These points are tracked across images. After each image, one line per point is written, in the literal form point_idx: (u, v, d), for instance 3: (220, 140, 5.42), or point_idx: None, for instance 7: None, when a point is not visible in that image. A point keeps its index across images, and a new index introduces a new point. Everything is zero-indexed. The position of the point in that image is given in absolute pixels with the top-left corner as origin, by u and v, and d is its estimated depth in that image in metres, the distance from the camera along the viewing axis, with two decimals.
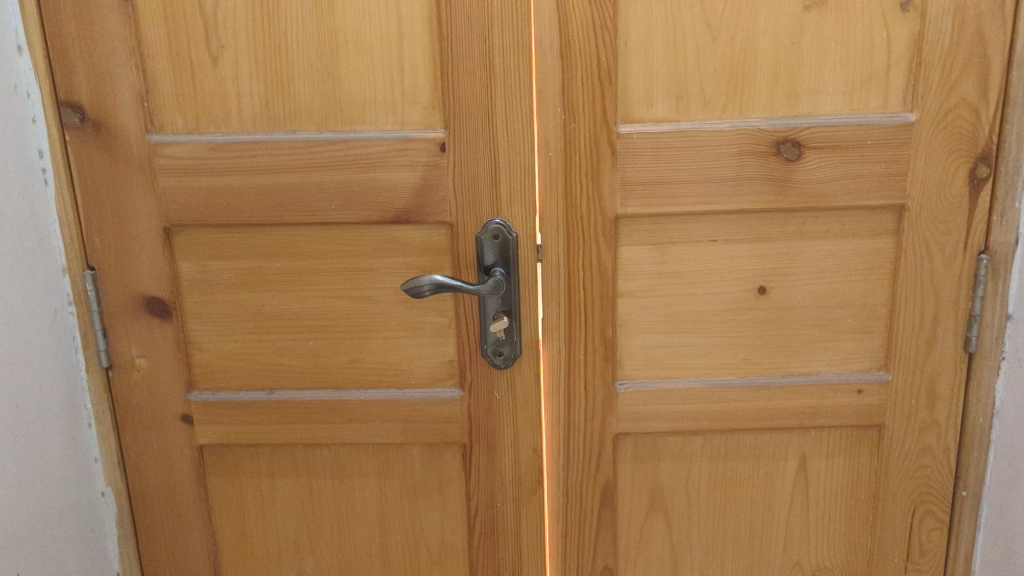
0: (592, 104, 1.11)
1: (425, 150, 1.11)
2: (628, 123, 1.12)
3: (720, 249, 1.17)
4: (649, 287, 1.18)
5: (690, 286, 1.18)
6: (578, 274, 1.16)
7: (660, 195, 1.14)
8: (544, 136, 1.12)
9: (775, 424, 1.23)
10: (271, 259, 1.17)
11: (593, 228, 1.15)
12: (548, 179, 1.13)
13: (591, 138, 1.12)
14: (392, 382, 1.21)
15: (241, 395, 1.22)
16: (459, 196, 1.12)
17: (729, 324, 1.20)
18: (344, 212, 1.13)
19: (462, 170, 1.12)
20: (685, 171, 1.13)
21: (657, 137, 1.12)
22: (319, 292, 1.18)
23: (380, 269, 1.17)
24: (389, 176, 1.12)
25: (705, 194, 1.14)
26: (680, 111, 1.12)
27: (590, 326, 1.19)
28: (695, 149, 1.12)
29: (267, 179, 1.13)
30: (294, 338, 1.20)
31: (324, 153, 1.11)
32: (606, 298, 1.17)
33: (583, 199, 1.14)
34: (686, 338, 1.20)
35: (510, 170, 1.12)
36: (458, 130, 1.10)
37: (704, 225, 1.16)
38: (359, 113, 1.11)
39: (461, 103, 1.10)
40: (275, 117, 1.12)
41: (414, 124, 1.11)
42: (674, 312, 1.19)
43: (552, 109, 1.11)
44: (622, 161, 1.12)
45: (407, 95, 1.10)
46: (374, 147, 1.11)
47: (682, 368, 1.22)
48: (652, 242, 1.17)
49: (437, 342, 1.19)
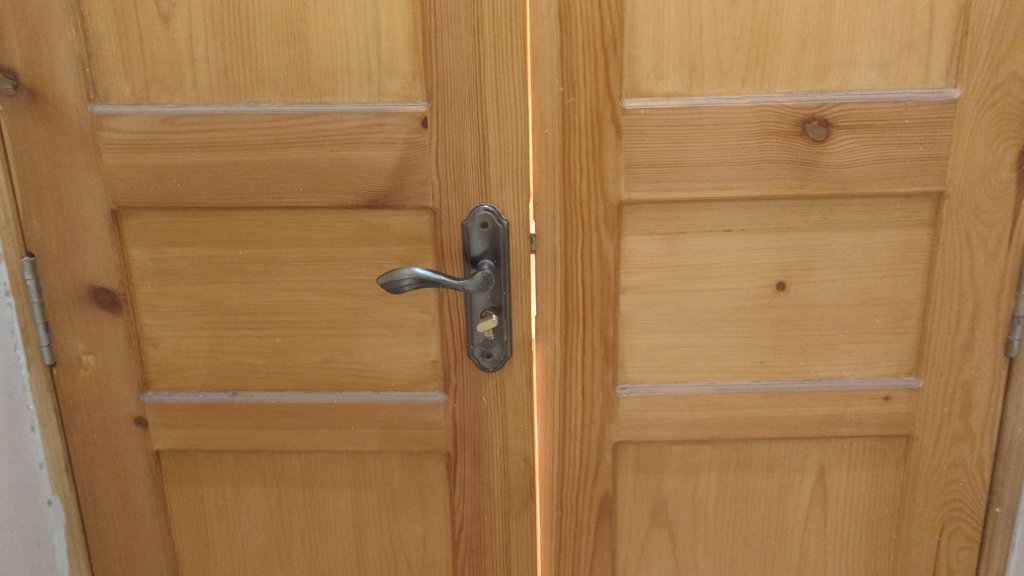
0: (594, 76, 0.98)
1: (404, 126, 0.98)
2: (635, 97, 0.99)
3: (735, 239, 1.05)
4: (656, 281, 1.06)
5: (702, 281, 1.06)
6: (576, 267, 1.04)
7: (670, 180, 1.01)
8: (540, 111, 0.99)
9: (791, 432, 1.11)
10: (233, 247, 1.04)
11: (594, 215, 1.03)
12: (544, 160, 1.00)
13: (593, 115, 0.99)
14: (369, 384, 1.09)
15: (201, 396, 1.10)
16: (443, 178, 1.00)
17: (743, 322, 1.08)
18: (314, 195, 1.01)
19: (445, 149, 0.99)
20: (698, 152, 1.00)
21: (667, 114, 0.99)
22: (288, 284, 1.06)
23: (355, 259, 1.04)
24: (364, 155, 0.99)
25: (720, 179, 1.01)
26: (694, 84, 0.99)
27: (588, 325, 1.07)
28: (709, 128, 0.99)
29: (227, 157, 1.00)
30: (259, 334, 1.08)
31: (290, 128, 0.98)
32: (607, 293, 1.06)
33: (583, 183, 1.01)
34: (695, 338, 1.09)
35: (500, 149, 0.99)
36: (442, 103, 0.97)
37: (718, 213, 1.04)
38: (330, 83, 0.98)
39: (445, 73, 0.96)
40: (234, 87, 0.99)
41: (392, 96, 0.98)
42: (683, 309, 1.08)
43: (548, 81, 0.98)
44: (627, 141, 1.00)
45: (385, 63, 0.97)
46: (346, 122, 0.98)
47: (691, 371, 1.10)
48: (659, 232, 1.04)
49: (418, 340, 1.07)
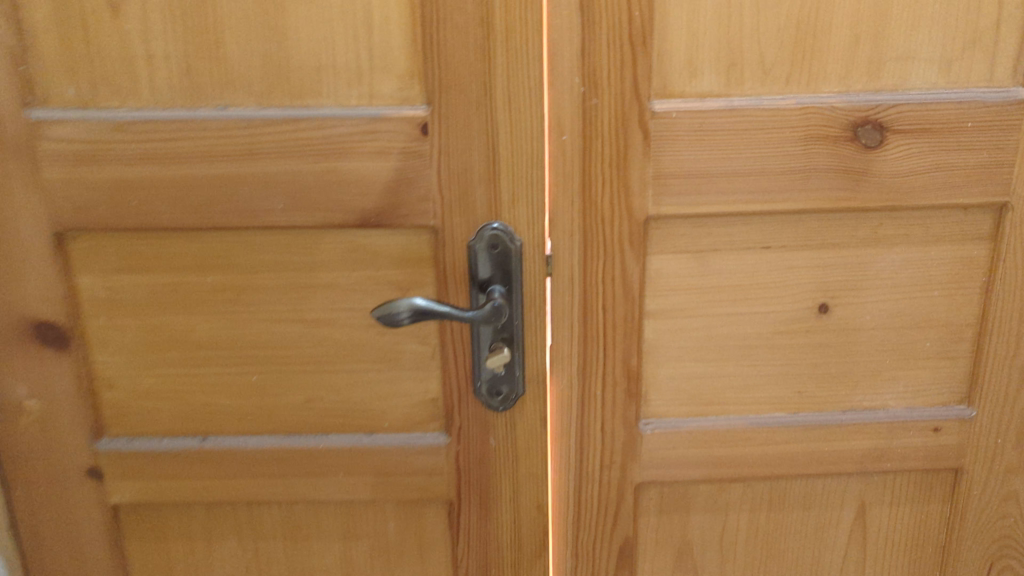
0: (620, 74, 0.85)
1: (400, 133, 0.84)
2: (665, 98, 0.87)
3: (775, 257, 0.93)
4: (685, 306, 0.94)
5: (736, 304, 0.95)
6: (596, 290, 0.92)
7: (704, 192, 0.89)
8: (557, 115, 0.86)
9: (832, 468, 1.00)
10: (200, 273, 0.90)
11: (617, 233, 0.90)
12: (561, 171, 0.87)
13: (618, 119, 0.86)
14: (359, 426, 0.96)
15: (165, 443, 0.96)
16: (446, 193, 0.86)
17: (781, 349, 0.97)
18: (296, 213, 0.87)
19: (449, 159, 0.85)
20: (736, 160, 0.88)
21: (703, 118, 0.86)
22: (265, 314, 0.92)
23: (344, 285, 0.91)
24: (353, 167, 0.85)
25: (761, 191, 0.89)
26: (732, 83, 0.87)
27: (609, 356, 0.95)
28: (749, 134, 0.87)
29: (192, 170, 0.85)
30: (232, 372, 0.94)
31: (267, 136, 0.84)
32: (631, 319, 0.93)
33: (605, 197, 0.89)
34: (727, 367, 0.97)
35: (511, 159, 0.86)
36: (445, 106, 0.84)
37: (757, 228, 0.92)
38: (313, 83, 0.84)
39: (448, 71, 0.83)
40: (199, 88, 0.84)
41: (385, 98, 0.84)
42: (714, 336, 0.96)
43: (567, 81, 0.85)
44: (656, 149, 0.87)
45: (377, 60, 0.83)
46: (333, 129, 0.84)
47: (722, 403, 0.98)
48: (689, 250, 0.92)
49: (417, 376, 0.94)
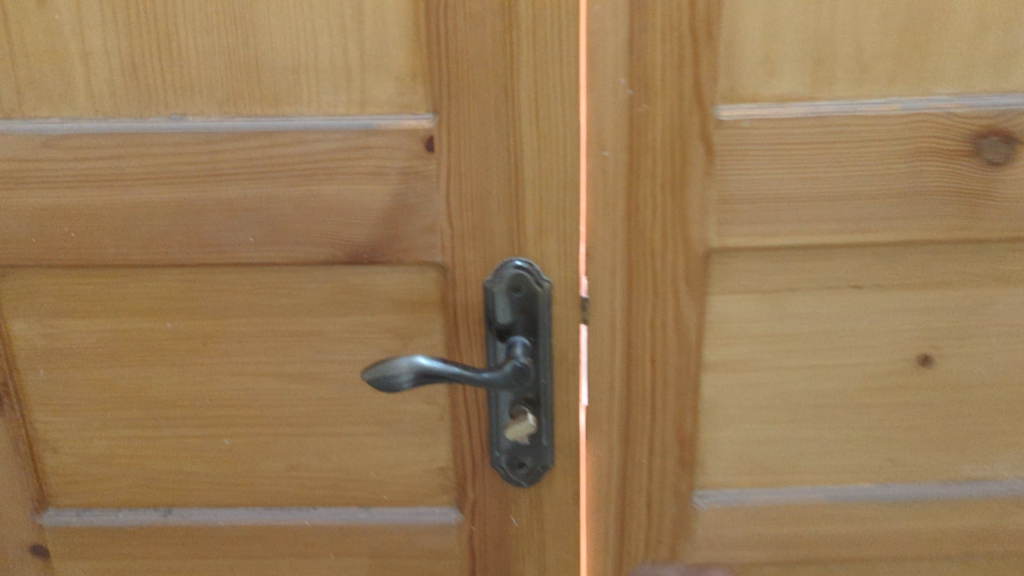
0: (676, 73, 0.67)
1: (399, 149, 0.66)
2: (733, 103, 0.68)
3: (866, 298, 0.75)
4: (752, 355, 0.77)
5: (815, 354, 0.77)
6: (642, 339, 0.75)
7: (780, 220, 0.71)
8: (597, 125, 0.68)
9: (928, 550, 0.82)
10: (155, 319, 0.73)
11: (670, 270, 0.73)
12: (601, 195, 0.70)
13: (673, 130, 0.68)
14: (353, 500, 0.79)
15: (121, 516, 0.80)
16: (457, 222, 0.68)
17: (869, 408, 0.79)
18: (270, 247, 0.69)
19: (460, 181, 0.67)
20: (822, 181, 0.70)
21: (781, 127, 0.68)
22: (236, 368, 0.75)
23: (332, 334, 0.73)
24: (341, 191, 0.68)
25: (853, 218, 0.71)
26: (821, 83, 0.68)
27: (657, 416, 0.78)
28: (841, 148, 0.69)
29: (142, 195, 0.68)
30: (198, 435, 0.77)
31: (232, 153, 0.67)
32: (685, 373, 0.76)
33: (656, 226, 0.71)
34: (801, 429, 0.79)
35: (539, 180, 0.68)
36: (455, 115, 0.66)
37: (845, 261, 0.73)
38: (289, 87, 0.66)
39: (459, 71, 0.65)
40: (148, 93, 0.67)
41: (380, 105, 0.66)
42: (787, 392, 0.78)
43: (610, 82, 0.67)
44: (721, 166, 0.69)
45: (370, 57, 0.65)
46: (314, 144, 0.66)
47: (796, 472, 0.81)
48: (760, 290, 0.74)
49: (422, 442, 0.77)
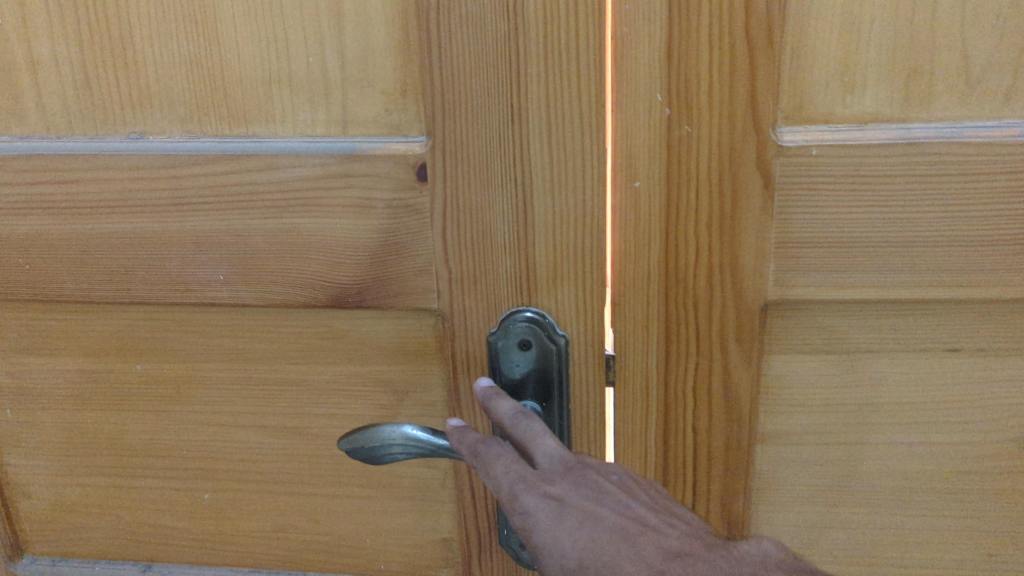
0: (727, 88, 0.54)
1: (387, 177, 0.56)
2: (800, 124, 0.55)
3: (967, 368, 0.62)
4: (819, 427, 0.64)
5: (898, 428, 0.63)
6: (682, 403, 0.63)
7: (856, 269, 0.58)
8: (626, 152, 0.55)
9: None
10: (124, 360, 0.65)
11: (718, 324, 0.60)
12: (632, 234, 0.57)
13: (721, 158, 0.55)
14: (347, 568, 0.69)
15: (94, 569, 0.72)
16: (457, 263, 0.58)
17: (964, 494, 0.65)
18: (242, 287, 0.60)
19: (459, 216, 0.56)
20: (912, 221, 0.56)
21: (859, 156, 0.55)
22: (213, 416, 0.66)
23: (318, 384, 0.63)
24: (320, 226, 0.57)
25: (949, 268, 0.57)
26: (914, 102, 0.54)
27: (700, 494, 0.66)
28: (935, 183, 0.55)
29: (101, 223, 0.60)
30: (176, 487, 0.69)
31: (197, 179, 0.58)
32: (735, 445, 0.64)
33: (700, 273, 0.58)
34: (879, 515, 0.66)
35: (554, 217, 0.56)
36: (452, 139, 0.55)
37: (936, 329, 0.61)
38: (260, 102, 0.56)
39: (457, 85, 0.54)
40: (103, 107, 0.58)
41: (365, 125, 0.56)
42: (862, 471, 0.65)
43: (643, 99, 0.54)
44: (782, 202, 0.56)
45: (351, 67, 0.54)
46: (288, 170, 0.56)
47: (870, 564, 0.67)
48: (830, 351, 0.62)
49: (423, 509, 0.66)
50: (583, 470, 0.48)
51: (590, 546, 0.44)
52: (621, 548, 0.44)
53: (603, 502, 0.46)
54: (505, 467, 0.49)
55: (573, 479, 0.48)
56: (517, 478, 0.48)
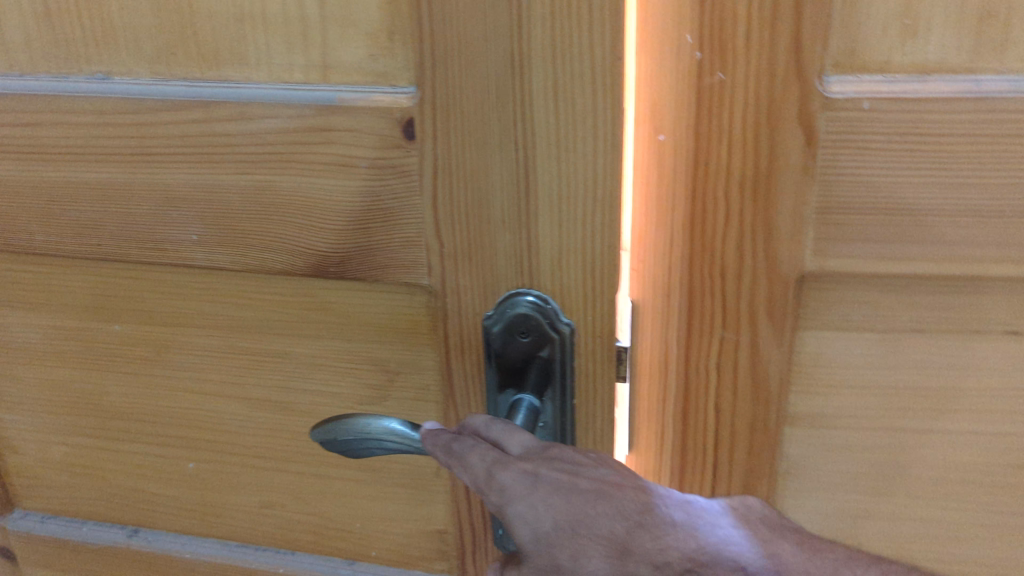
0: (766, 32, 0.47)
1: (371, 132, 0.49)
2: (849, 74, 0.48)
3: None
4: (855, 411, 0.58)
5: (941, 416, 0.57)
6: (704, 380, 0.58)
7: (903, 241, 0.51)
8: (653, 101, 0.50)
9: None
10: (102, 319, 0.60)
11: (745, 298, 0.54)
12: (655, 194, 0.52)
13: (757, 112, 0.49)
14: (336, 550, 0.65)
15: (80, 528, 0.69)
16: (448, 235, 0.51)
17: (1017, 488, 0.59)
18: (218, 248, 0.54)
19: (452, 183, 0.49)
20: (972, 188, 0.49)
21: (917, 110, 0.47)
22: (193, 384, 0.61)
23: (301, 358, 0.58)
24: (297, 186, 0.51)
25: (1009, 240, 0.50)
26: (987, 49, 0.46)
27: (720, 477, 0.61)
28: (1004, 144, 0.48)
29: (67, 173, 0.55)
30: (158, 454, 0.65)
31: (165, 128, 0.52)
32: (759, 426, 0.59)
33: (730, 239, 0.53)
34: (913, 507, 0.60)
35: (557, 192, 0.48)
36: (444, 92, 0.47)
37: (1003, 307, 0.54)
38: (232, 43, 0.49)
39: (449, 31, 0.46)
40: (64, 43, 0.52)
41: (347, 73, 0.48)
42: (904, 461, 0.59)
43: (671, 41, 0.48)
44: (825, 164, 0.50)
45: (330, 4, 0.47)
46: (262, 122, 0.50)
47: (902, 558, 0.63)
48: (872, 330, 0.55)
49: (414, 497, 0.61)
50: (557, 447, 0.43)
51: (571, 515, 0.40)
52: (607, 512, 0.40)
53: (584, 474, 0.41)
54: (476, 453, 0.42)
55: (550, 454, 0.42)
56: (489, 458, 0.42)
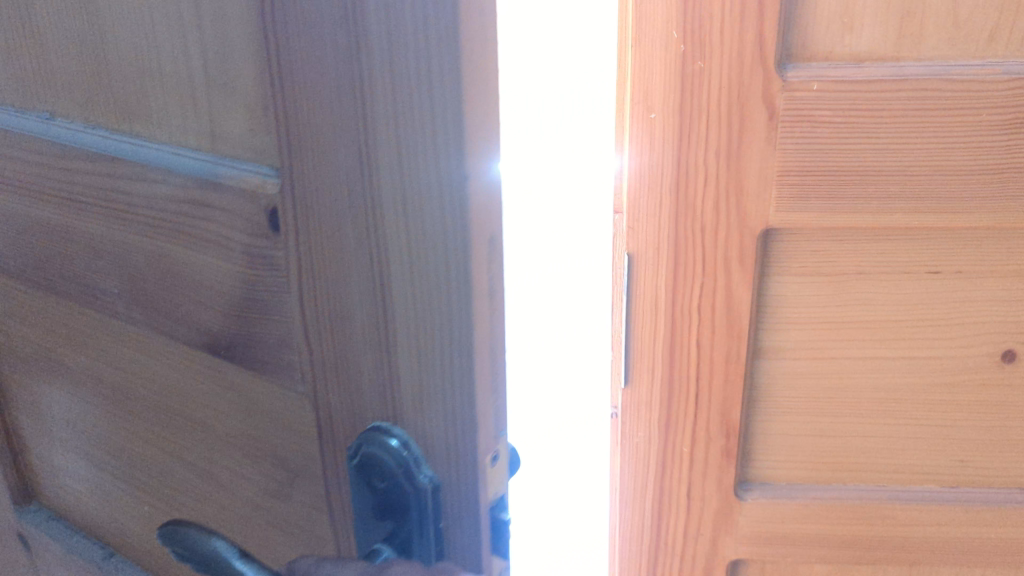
0: (736, 26, 0.56)
1: (241, 212, 0.35)
2: (802, 62, 0.56)
3: (944, 289, 0.62)
4: (813, 337, 0.64)
5: (882, 341, 0.64)
6: (688, 323, 0.64)
7: (846, 198, 0.58)
8: (643, 85, 0.59)
9: (999, 567, 0.69)
10: (45, 347, 0.52)
11: (718, 249, 0.61)
12: (648, 163, 0.61)
13: (730, 96, 0.58)
14: None
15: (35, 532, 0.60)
16: (314, 348, 0.35)
17: (944, 405, 0.65)
18: (127, 311, 0.44)
19: (313, 279, 0.33)
20: (903, 155, 0.56)
21: (855, 91, 0.55)
22: (112, 443, 0.51)
23: (194, 457, 0.45)
24: (184, 264, 0.39)
25: (938, 198, 0.57)
26: (906, 40, 0.55)
27: (701, 402, 0.66)
28: (929, 119, 0.55)
29: (17, 206, 0.48)
30: (92, 498, 0.56)
31: (83, 176, 0.43)
32: (734, 357, 0.64)
33: (707, 197, 0.60)
34: (862, 423, 0.66)
35: (417, 311, 0.30)
36: (305, 172, 0.32)
37: (922, 249, 0.61)
38: (136, 99, 0.38)
39: (306, 108, 0.31)
40: (17, 77, 0.45)
41: (227, 144, 0.35)
42: (853, 380, 0.65)
43: (660, 37, 0.58)
44: (786, 135, 0.57)
45: (212, 62, 0.34)
46: (157, 189, 0.39)
47: (854, 469, 0.68)
48: (823, 273, 0.62)
49: None
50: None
51: None
52: None
53: None
54: None
55: None
56: None
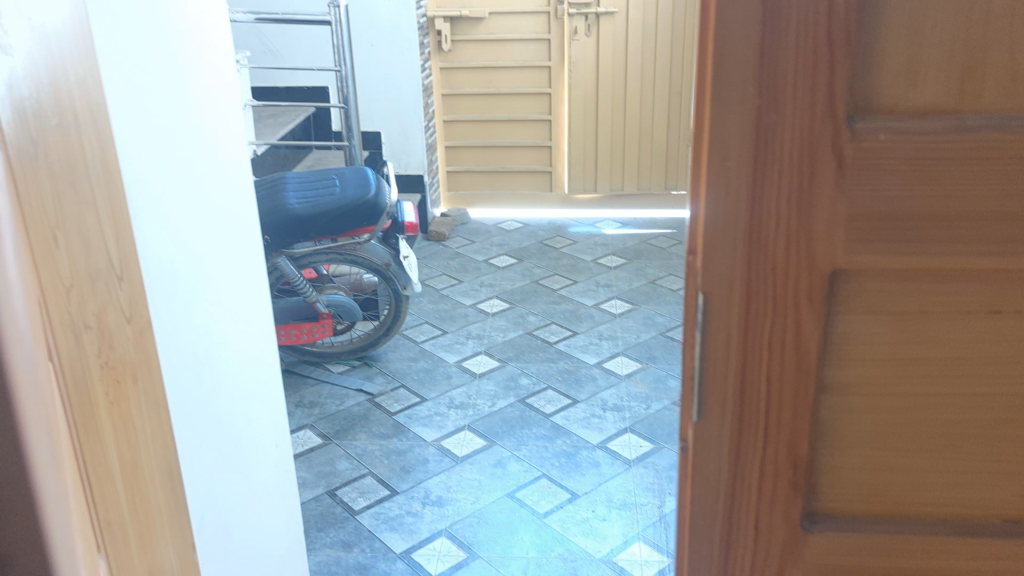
0: (810, 80, 0.58)
1: None
2: (870, 115, 0.59)
3: (1002, 328, 0.64)
4: (880, 375, 0.66)
5: (945, 380, 0.65)
6: (759, 361, 0.65)
7: (910, 239, 0.61)
8: (720, 136, 0.60)
9: None
10: None
11: (788, 288, 0.63)
12: (722, 208, 0.61)
13: (802, 146, 0.59)
14: None
15: None
16: None
17: (1003, 442, 0.67)
18: None
19: None
20: (964, 199, 0.60)
21: (918, 141, 0.59)
22: None
23: None
24: None
25: (994, 239, 0.60)
26: (967, 96, 0.58)
27: (770, 439, 0.68)
28: (988, 166, 0.59)
29: None
30: None
31: None
32: (801, 395, 0.66)
33: (778, 237, 0.62)
34: (925, 458, 0.68)
35: None
36: None
37: (982, 291, 0.62)
38: None
39: None
40: None
41: None
42: (918, 417, 0.67)
43: (738, 92, 0.59)
44: (855, 180, 0.60)
45: None
46: None
47: (915, 502, 0.69)
48: (889, 312, 0.64)
49: None
50: None
51: None
52: None
53: None
54: None
55: None
56: None
